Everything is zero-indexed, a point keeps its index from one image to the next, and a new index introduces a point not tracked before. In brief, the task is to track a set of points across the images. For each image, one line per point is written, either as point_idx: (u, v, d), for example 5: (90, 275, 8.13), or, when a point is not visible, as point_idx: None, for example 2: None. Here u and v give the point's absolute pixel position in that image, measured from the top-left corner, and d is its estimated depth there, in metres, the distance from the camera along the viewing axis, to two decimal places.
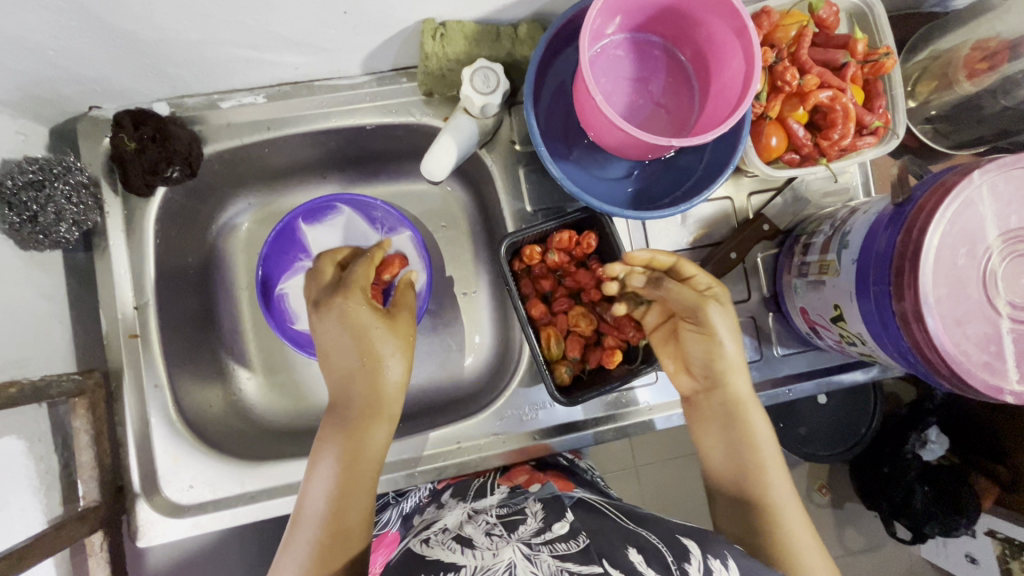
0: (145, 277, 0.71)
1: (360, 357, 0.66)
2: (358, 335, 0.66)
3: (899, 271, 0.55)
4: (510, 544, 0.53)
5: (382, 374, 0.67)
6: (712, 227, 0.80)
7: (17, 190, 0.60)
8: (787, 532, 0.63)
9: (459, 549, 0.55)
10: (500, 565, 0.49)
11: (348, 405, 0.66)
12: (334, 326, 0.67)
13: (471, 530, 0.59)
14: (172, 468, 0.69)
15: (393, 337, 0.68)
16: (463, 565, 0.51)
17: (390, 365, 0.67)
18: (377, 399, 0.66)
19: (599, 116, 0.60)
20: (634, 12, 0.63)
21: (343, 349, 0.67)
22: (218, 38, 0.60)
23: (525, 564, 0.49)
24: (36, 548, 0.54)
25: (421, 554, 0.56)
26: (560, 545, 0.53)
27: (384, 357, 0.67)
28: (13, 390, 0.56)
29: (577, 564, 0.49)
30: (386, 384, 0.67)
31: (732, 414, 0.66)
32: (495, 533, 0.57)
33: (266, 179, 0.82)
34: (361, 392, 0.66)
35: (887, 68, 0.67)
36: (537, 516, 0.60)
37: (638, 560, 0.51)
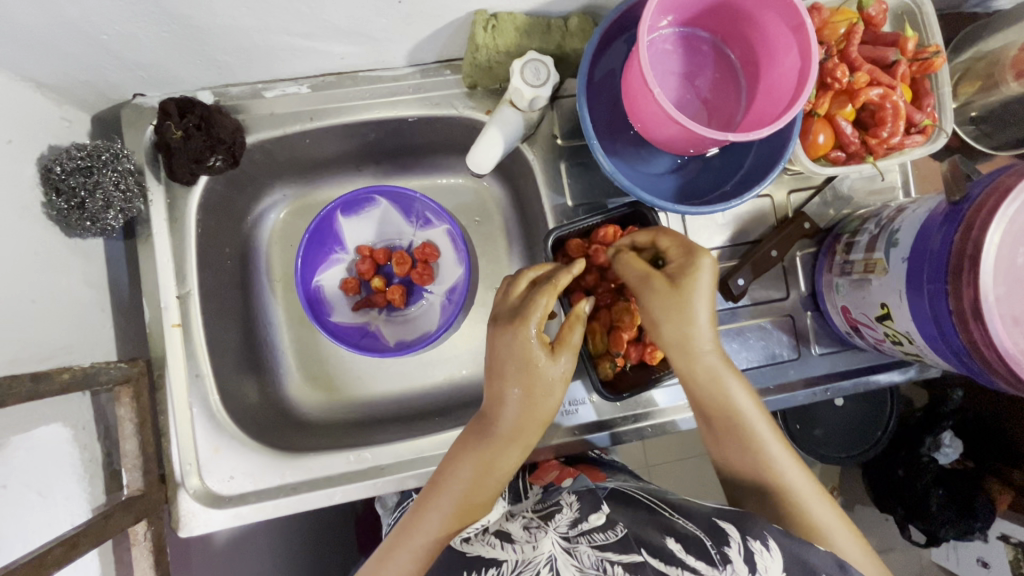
0: (187, 266, 0.71)
1: (524, 386, 0.62)
2: (525, 365, 0.62)
3: (957, 270, 0.55)
4: (549, 534, 0.53)
5: (542, 406, 0.63)
6: (751, 225, 0.80)
7: (66, 175, 0.60)
8: (801, 503, 0.61)
9: (498, 543, 0.56)
10: (541, 558, 0.50)
11: (500, 423, 0.64)
12: (510, 348, 0.62)
13: (510, 524, 0.60)
14: (213, 458, 0.69)
15: (560, 367, 0.63)
16: (505, 561, 0.52)
17: (550, 396, 0.63)
18: (528, 426, 0.64)
19: (654, 110, 0.59)
20: (686, 5, 0.63)
21: (508, 374, 0.63)
22: (272, 26, 0.59)
23: (567, 557, 0.50)
24: (87, 535, 0.54)
25: (460, 551, 0.56)
26: (598, 536, 0.53)
27: (546, 389, 0.63)
28: (66, 376, 0.55)
29: (617, 553, 0.50)
30: (541, 414, 0.64)
31: (715, 395, 0.64)
32: (533, 526, 0.57)
33: (302, 171, 0.82)
34: (518, 417, 0.63)
35: (936, 66, 0.67)
36: (573, 507, 0.59)
37: (676, 548, 0.51)
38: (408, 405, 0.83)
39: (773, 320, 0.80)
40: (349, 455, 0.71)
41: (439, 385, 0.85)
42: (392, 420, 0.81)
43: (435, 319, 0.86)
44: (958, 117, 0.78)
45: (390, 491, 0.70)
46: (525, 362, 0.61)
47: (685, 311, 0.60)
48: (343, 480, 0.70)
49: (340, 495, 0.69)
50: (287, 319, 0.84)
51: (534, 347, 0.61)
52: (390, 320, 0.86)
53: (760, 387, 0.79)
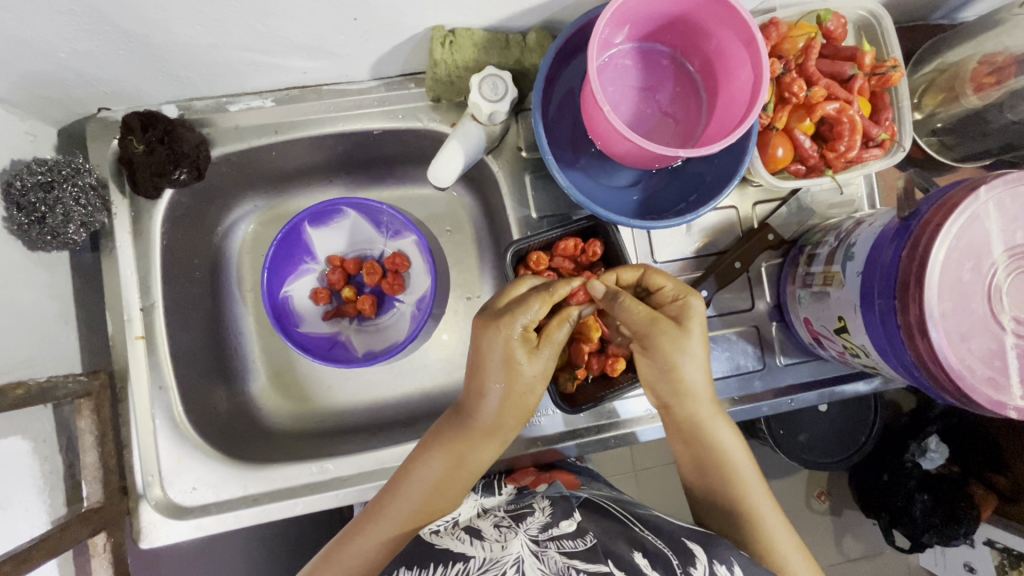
0: (152, 278, 0.71)
1: (505, 384, 0.60)
2: (506, 366, 0.59)
3: (905, 284, 0.55)
4: (518, 536, 0.54)
5: (525, 402, 0.62)
6: (716, 236, 0.80)
7: (25, 191, 0.60)
8: (771, 538, 0.63)
9: (468, 539, 0.57)
10: (508, 558, 0.50)
11: (477, 418, 0.63)
12: (489, 347, 0.59)
13: (480, 522, 0.61)
14: (176, 469, 0.70)
15: (542, 365, 0.60)
16: (472, 557, 0.52)
17: (530, 395, 0.62)
18: (507, 421, 0.63)
19: (607, 125, 0.60)
20: (643, 21, 0.63)
21: (488, 373, 0.60)
22: (228, 43, 0.60)
23: (533, 560, 0.49)
24: (41, 549, 0.54)
25: (430, 542, 0.58)
26: (567, 543, 0.52)
27: (529, 387, 0.61)
28: (21, 391, 0.56)
29: (585, 562, 0.49)
30: (520, 412, 0.62)
31: (699, 435, 0.65)
32: (503, 525, 0.59)
33: (272, 182, 0.82)
34: (498, 413, 0.62)
35: (894, 81, 0.67)
36: (545, 511, 0.60)
37: (644, 563, 0.51)
38: (378, 415, 0.84)
39: (739, 331, 0.80)
40: (313, 466, 0.71)
41: (409, 394, 0.85)
42: (362, 429, 0.82)
43: (404, 329, 0.86)
44: (922, 128, 0.79)
45: (353, 502, 0.71)
46: (506, 363, 0.59)
47: (676, 356, 0.61)
48: (306, 491, 0.71)
49: (302, 506, 0.70)
50: (258, 329, 0.85)
51: (516, 346, 0.59)
52: (360, 329, 0.87)
53: (726, 398, 0.79)
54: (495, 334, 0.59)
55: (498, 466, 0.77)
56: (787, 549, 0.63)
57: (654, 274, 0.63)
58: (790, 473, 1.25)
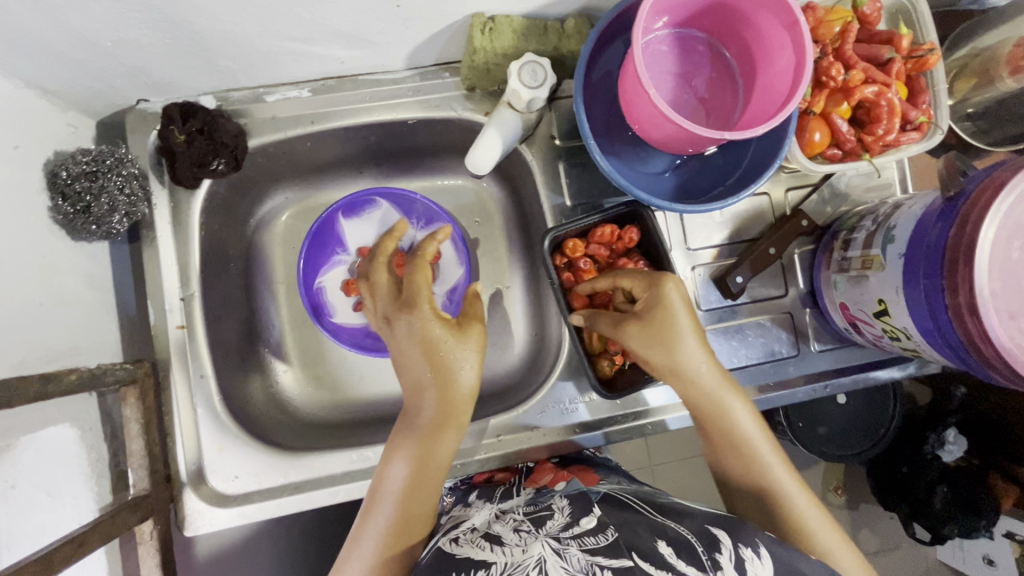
0: (191, 267, 0.72)
1: (430, 365, 0.64)
2: (428, 348, 0.64)
3: (952, 265, 0.55)
4: (539, 538, 0.53)
5: (457, 384, 0.64)
6: (748, 223, 0.80)
7: (72, 179, 0.61)
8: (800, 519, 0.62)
9: (489, 546, 0.55)
10: (530, 561, 0.49)
11: (420, 412, 0.65)
12: (407, 335, 0.65)
13: (499, 528, 0.60)
14: (218, 458, 0.70)
15: (469, 345, 0.65)
16: (494, 562, 0.51)
17: (463, 374, 0.64)
18: (451, 406, 0.64)
19: (649, 109, 0.60)
20: (681, 7, 0.64)
21: (416, 359, 0.65)
22: (272, 31, 0.60)
23: (556, 559, 0.49)
24: (95, 534, 0.55)
25: (451, 553, 0.56)
26: (589, 539, 0.52)
27: (457, 367, 0.64)
28: (73, 377, 0.56)
29: (608, 558, 0.49)
30: (460, 392, 0.64)
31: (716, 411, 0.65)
32: (523, 529, 0.57)
33: (304, 174, 0.83)
34: (435, 402, 0.64)
35: (931, 64, 0.68)
36: (564, 512, 0.59)
37: (668, 552, 0.51)
38: None
39: (772, 317, 0.80)
40: (353, 454, 0.72)
41: None
42: (396, 418, 0.82)
43: None
44: (955, 113, 0.79)
45: None
46: (426, 346, 0.64)
47: (672, 336, 0.61)
48: (346, 479, 0.71)
49: (343, 494, 0.70)
50: (290, 321, 0.85)
51: (428, 326, 0.65)
52: None
53: (760, 384, 0.80)
54: (406, 321, 0.66)
55: (535, 454, 0.77)
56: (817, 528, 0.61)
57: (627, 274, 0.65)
58: (811, 464, 1.25)
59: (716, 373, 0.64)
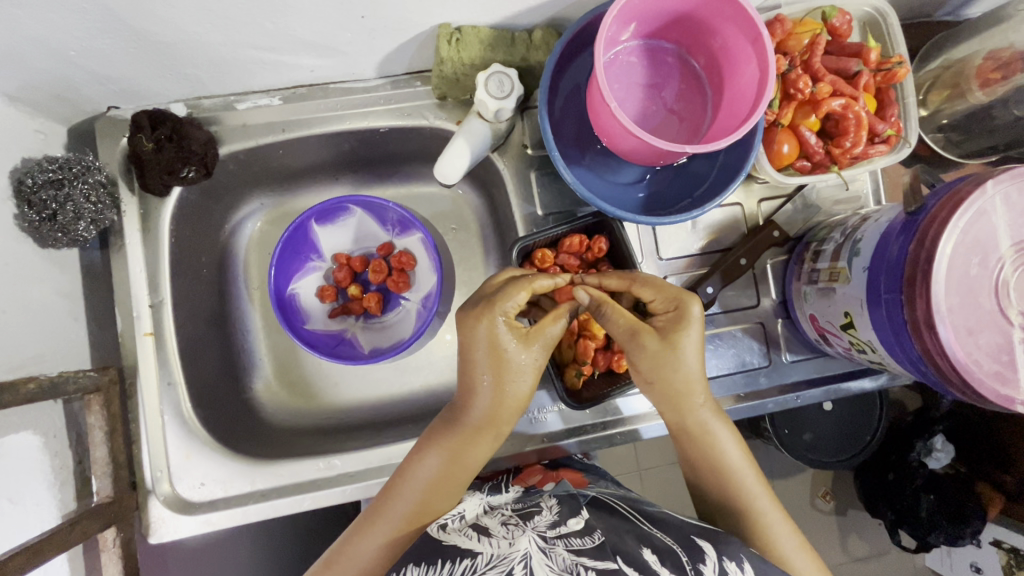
0: (161, 274, 0.72)
1: (493, 374, 0.61)
2: (495, 356, 0.61)
3: (911, 279, 0.55)
4: (526, 534, 0.53)
5: (513, 396, 0.63)
6: (722, 233, 0.80)
7: (37, 188, 0.61)
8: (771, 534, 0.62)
9: (475, 536, 0.56)
10: (516, 555, 0.49)
11: (472, 411, 0.64)
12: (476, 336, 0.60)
13: (487, 520, 0.60)
14: (184, 465, 0.70)
15: (532, 357, 0.62)
16: (480, 553, 0.51)
17: (520, 384, 0.63)
18: (501, 414, 0.64)
19: (614, 122, 0.60)
20: (648, 19, 0.64)
21: (480, 363, 0.61)
22: (237, 41, 0.61)
23: (541, 556, 0.48)
24: (51, 542, 0.55)
25: (438, 538, 0.57)
26: (575, 540, 0.52)
27: (518, 377, 0.62)
28: (32, 385, 0.56)
29: (593, 560, 0.48)
30: (511, 402, 0.63)
31: (696, 434, 0.65)
32: (511, 522, 0.57)
33: (279, 181, 0.83)
34: (488, 409, 0.63)
35: (900, 76, 0.67)
36: (553, 510, 0.59)
37: (652, 559, 0.51)
38: (385, 412, 0.84)
39: (745, 327, 0.80)
40: (320, 462, 0.72)
41: (415, 391, 0.85)
42: (367, 426, 0.82)
43: (410, 326, 0.86)
44: (928, 124, 0.79)
45: (361, 497, 0.71)
46: (494, 352, 0.61)
47: (667, 360, 0.61)
48: (313, 486, 0.71)
49: (310, 501, 0.70)
50: (265, 326, 0.85)
51: (502, 334, 0.60)
52: (367, 327, 0.88)
53: (733, 394, 0.79)
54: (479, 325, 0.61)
55: (505, 463, 0.77)
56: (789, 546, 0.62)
57: (648, 284, 0.63)
58: (795, 471, 1.25)
59: (703, 396, 0.63)
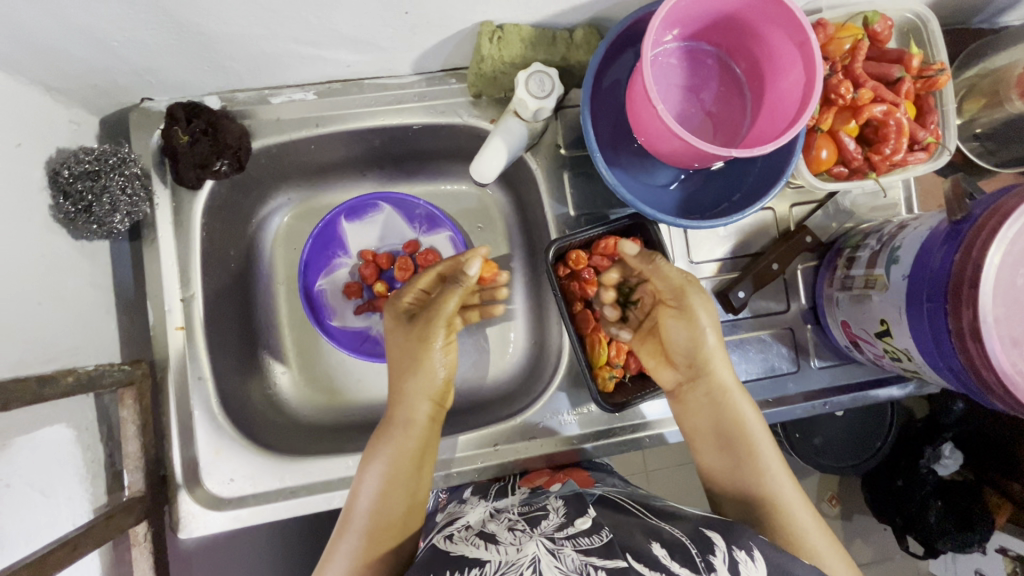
0: (191, 268, 0.71)
1: (409, 357, 0.68)
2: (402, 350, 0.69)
3: (957, 290, 0.55)
4: (533, 539, 0.53)
5: (434, 379, 0.68)
6: (752, 237, 0.80)
7: (72, 180, 0.61)
8: (795, 522, 0.61)
9: (482, 544, 0.55)
10: (524, 560, 0.49)
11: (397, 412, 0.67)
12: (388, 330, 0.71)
13: (493, 526, 0.59)
14: (213, 461, 0.69)
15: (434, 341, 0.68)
16: (488, 561, 0.50)
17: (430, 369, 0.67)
18: (422, 400, 0.67)
19: (657, 124, 0.60)
20: (692, 20, 0.63)
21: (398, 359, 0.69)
22: (278, 34, 0.60)
23: (550, 558, 0.48)
24: (87, 537, 0.55)
25: (445, 550, 0.55)
26: (583, 540, 0.52)
27: (425, 358, 0.67)
28: (70, 379, 0.56)
29: (602, 559, 0.48)
30: (429, 386, 0.67)
31: (720, 407, 0.66)
32: (518, 529, 0.57)
33: (306, 176, 0.82)
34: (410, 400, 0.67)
35: (940, 85, 0.68)
36: (559, 512, 0.59)
37: (661, 554, 0.50)
38: None
39: (773, 332, 0.80)
40: (350, 460, 0.71)
41: None
42: None
43: None
44: (963, 133, 0.79)
45: None
46: (404, 338, 0.69)
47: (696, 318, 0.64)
48: (342, 484, 0.70)
49: (338, 500, 0.70)
50: (289, 321, 0.85)
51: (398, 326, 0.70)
52: None
53: (760, 400, 0.79)
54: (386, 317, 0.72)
55: (532, 463, 0.77)
56: (813, 534, 0.61)
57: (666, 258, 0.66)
58: (807, 475, 1.25)
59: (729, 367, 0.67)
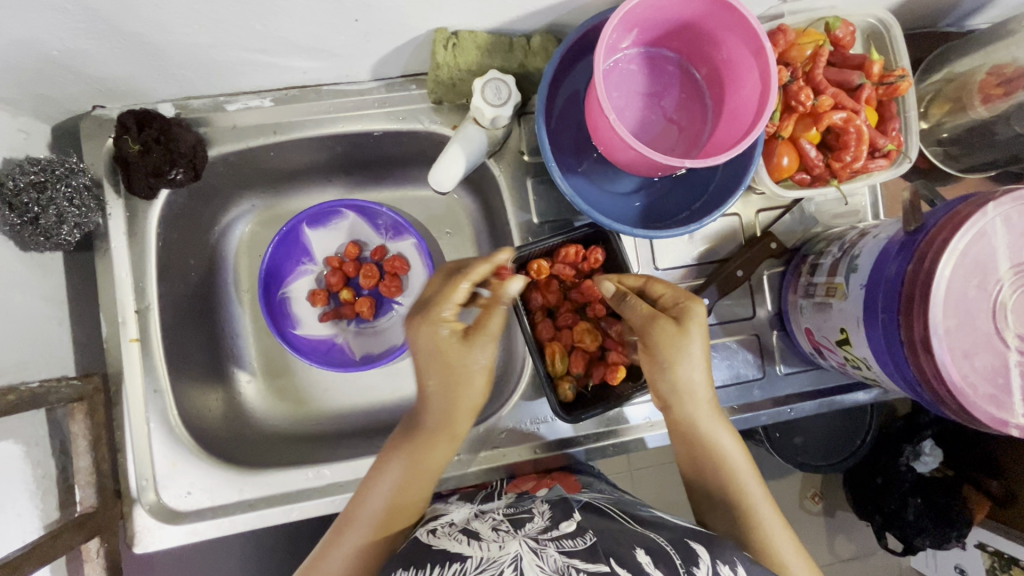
0: (147, 279, 0.70)
1: (443, 378, 0.62)
2: (442, 364, 0.61)
3: (909, 299, 0.54)
4: (516, 538, 0.53)
5: (473, 390, 0.63)
6: (719, 243, 0.79)
7: (19, 191, 0.59)
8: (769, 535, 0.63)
9: (466, 540, 0.55)
10: (506, 558, 0.49)
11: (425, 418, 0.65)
12: (420, 341, 0.62)
13: (478, 524, 0.60)
14: (170, 474, 0.69)
15: (479, 357, 0.61)
16: (471, 557, 0.51)
17: (472, 386, 0.63)
18: (456, 417, 0.64)
19: (613, 134, 0.59)
20: (650, 27, 0.63)
21: (429, 369, 0.62)
22: (226, 42, 0.59)
23: (532, 557, 0.49)
24: (31, 557, 0.54)
25: (428, 543, 0.56)
26: (567, 542, 0.52)
27: (468, 374, 0.62)
28: (12, 396, 0.55)
29: (585, 561, 0.48)
30: (466, 403, 0.63)
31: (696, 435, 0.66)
32: (502, 528, 0.57)
33: (269, 182, 0.81)
34: (441, 411, 0.64)
35: (902, 90, 0.67)
36: (545, 515, 0.59)
37: (645, 561, 0.50)
38: (375, 419, 0.83)
39: (740, 339, 0.80)
40: (309, 471, 0.71)
41: (406, 398, 0.84)
42: (356, 434, 0.81)
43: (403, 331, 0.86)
44: (928, 137, 0.78)
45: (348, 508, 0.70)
46: (440, 356, 0.61)
47: (674, 352, 0.61)
48: (301, 497, 0.70)
49: (298, 513, 0.69)
50: (254, 329, 0.84)
51: (441, 340, 0.61)
52: (358, 332, 0.86)
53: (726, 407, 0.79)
54: (419, 328, 0.61)
55: (499, 471, 0.76)
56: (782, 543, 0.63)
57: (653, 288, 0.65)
58: (784, 474, 1.25)
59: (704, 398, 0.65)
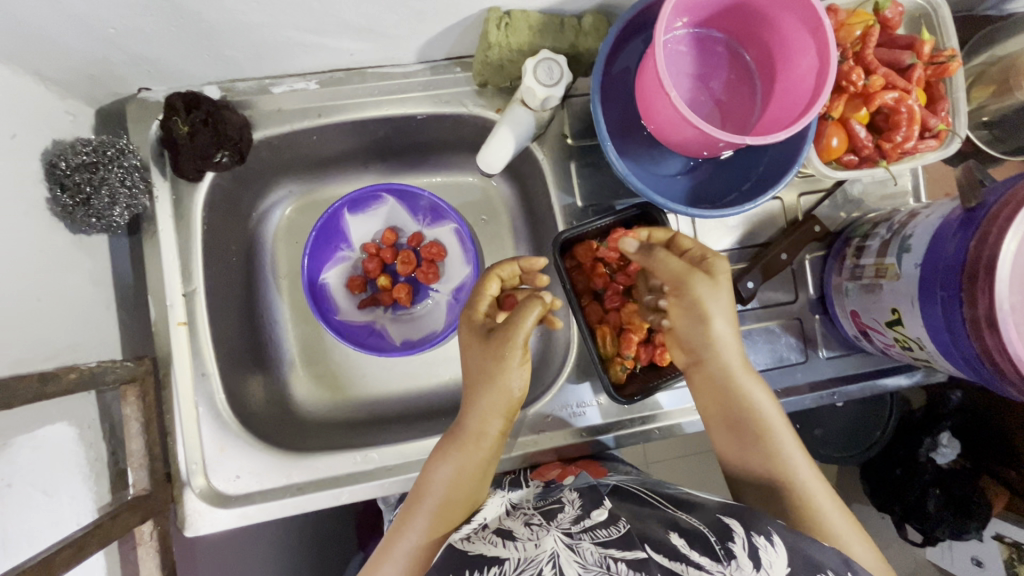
0: (193, 262, 0.70)
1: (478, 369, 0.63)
2: (476, 356, 0.65)
3: (972, 278, 0.54)
4: (550, 533, 0.53)
5: (507, 378, 0.62)
6: (761, 227, 0.79)
7: (70, 171, 0.59)
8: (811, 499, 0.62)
9: (501, 542, 0.55)
10: (543, 556, 0.49)
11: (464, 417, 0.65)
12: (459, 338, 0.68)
13: (510, 522, 0.60)
14: (219, 458, 0.68)
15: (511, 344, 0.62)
16: (507, 559, 0.51)
17: (503, 374, 0.62)
18: (493, 411, 0.64)
19: (669, 112, 0.59)
20: (704, 6, 0.62)
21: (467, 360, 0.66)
22: (281, 21, 0.58)
23: (569, 553, 0.48)
24: (93, 537, 0.53)
25: (463, 550, 0.56)
26: (601, 532, 0.52)
27: (497, 363, 0.62)
28: (73, 376, 0.55)
29: (621, 550, 0.48)
30: (501, 395, 0.63)
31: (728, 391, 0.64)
32: (535, 523, 0.57)
33: (308, 168, 0.81)
34: (478, 405, 0.63)
35: (951, 70, 0.67)
36: (575, 504, 0.59)
37: (681, 544, 0.50)
38: (415, 404, 0.83)
39: (782, 323, 0.80)
40: (357, 455, 0.70)
41: (445, 384, 0.84)
42: (397, 420, 0.81)
43: (441, 318, 0.86)
44: (971, 120, 0.78)
45: (397, 491, 0.70)
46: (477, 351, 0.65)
47: (706, 307, 0.60)
48: (350, 480, 0.70)
49: (347, 496, 0.69)
50: (292, 315, 0.84)
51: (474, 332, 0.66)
52: (396, 319, 0.86)
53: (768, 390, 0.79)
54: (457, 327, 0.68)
55: (543, 456, 0.76)
56: (825, 508, 0.62)
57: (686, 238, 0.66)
58: None
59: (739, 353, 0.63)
